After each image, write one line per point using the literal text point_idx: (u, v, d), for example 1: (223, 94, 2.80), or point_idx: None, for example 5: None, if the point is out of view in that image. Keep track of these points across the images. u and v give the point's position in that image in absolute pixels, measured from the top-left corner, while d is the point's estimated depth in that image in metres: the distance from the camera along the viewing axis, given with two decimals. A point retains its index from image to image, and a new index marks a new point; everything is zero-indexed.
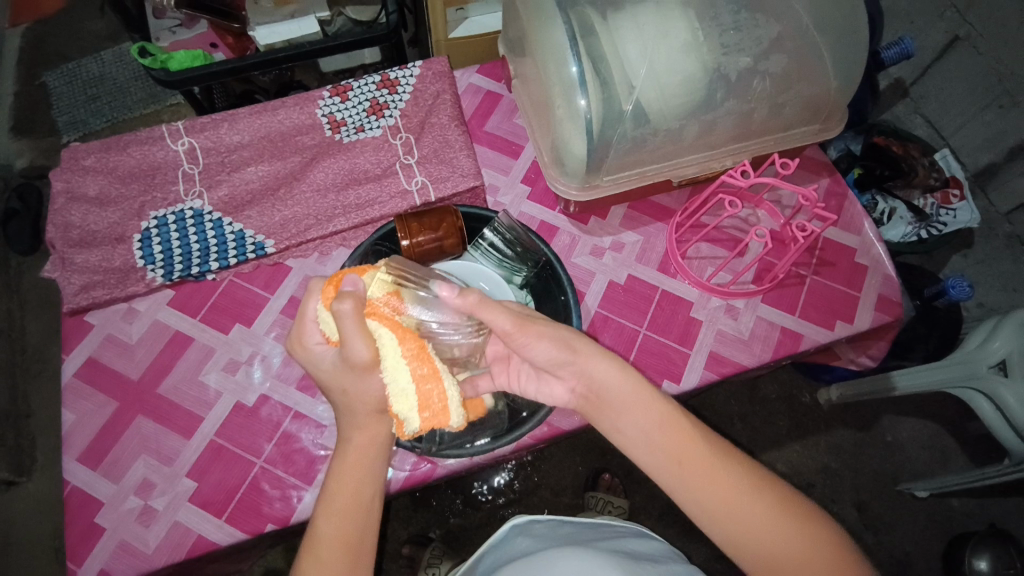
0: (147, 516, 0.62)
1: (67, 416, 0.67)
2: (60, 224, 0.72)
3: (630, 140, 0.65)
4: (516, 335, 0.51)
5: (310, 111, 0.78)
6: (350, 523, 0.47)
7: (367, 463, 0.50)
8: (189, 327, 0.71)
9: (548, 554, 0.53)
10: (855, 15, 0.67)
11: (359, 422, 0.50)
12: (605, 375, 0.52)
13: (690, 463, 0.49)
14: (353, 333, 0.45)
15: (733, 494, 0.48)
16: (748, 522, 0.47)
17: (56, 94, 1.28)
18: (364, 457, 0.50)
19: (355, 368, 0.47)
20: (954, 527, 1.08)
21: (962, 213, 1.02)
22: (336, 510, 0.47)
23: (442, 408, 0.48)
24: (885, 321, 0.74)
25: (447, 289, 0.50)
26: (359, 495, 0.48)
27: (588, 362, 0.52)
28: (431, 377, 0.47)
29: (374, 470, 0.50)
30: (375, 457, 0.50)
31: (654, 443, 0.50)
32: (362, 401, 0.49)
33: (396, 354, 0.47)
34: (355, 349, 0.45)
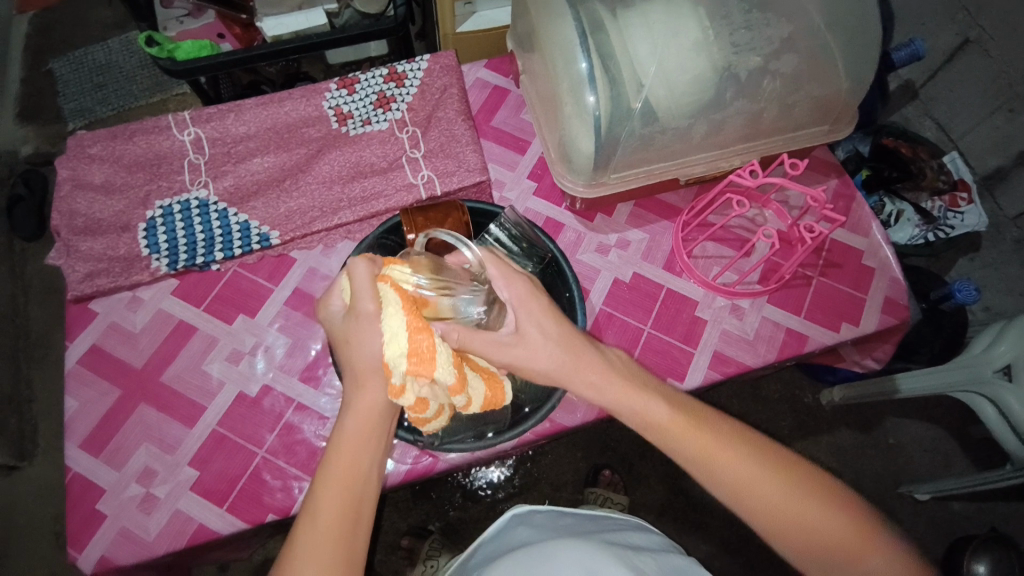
0: (148, 504, 0.62)
1: (70, 403, 0.67)
2: (65, 212, 0.72)
3: (638, 138, 0.64)
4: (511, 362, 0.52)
5: (317, 102, 0.78)
6: (351, 491, 0.47)
7: (366, 430, 0.49)
8: (193, 317, 0.71)
9: (548, 545, 0.53)
10: (868, 15, 0.66)
11: (362, 383, 0.49)
12: (589, 391, 0.52)
13: (708, 450, 0.50)
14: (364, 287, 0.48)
15: (753, 474, 0.49)
16: (770, 498, 0.49)
17: (63, 81, 1.27)
18: (366, 424, 0.49)
19: (359, 319, 0.48)
20: (953, 531, 1.08)
21: (970, 217, 1.02)
22: (336, 476, 0.47)
23: (432, 357, 0.47)
24: (891, 324, 0.73)
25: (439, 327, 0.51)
26: (358, 464, 0.48)
27: (574, 382, 0.52)
28: (423, 328, 0.47)
29: (375, 436, 0.49)
30: (375, 423, 0.49)
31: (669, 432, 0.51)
32: (364, 360, 0.49)
33: (394, 304, 0.47)
34: (361, 300, 0.48)
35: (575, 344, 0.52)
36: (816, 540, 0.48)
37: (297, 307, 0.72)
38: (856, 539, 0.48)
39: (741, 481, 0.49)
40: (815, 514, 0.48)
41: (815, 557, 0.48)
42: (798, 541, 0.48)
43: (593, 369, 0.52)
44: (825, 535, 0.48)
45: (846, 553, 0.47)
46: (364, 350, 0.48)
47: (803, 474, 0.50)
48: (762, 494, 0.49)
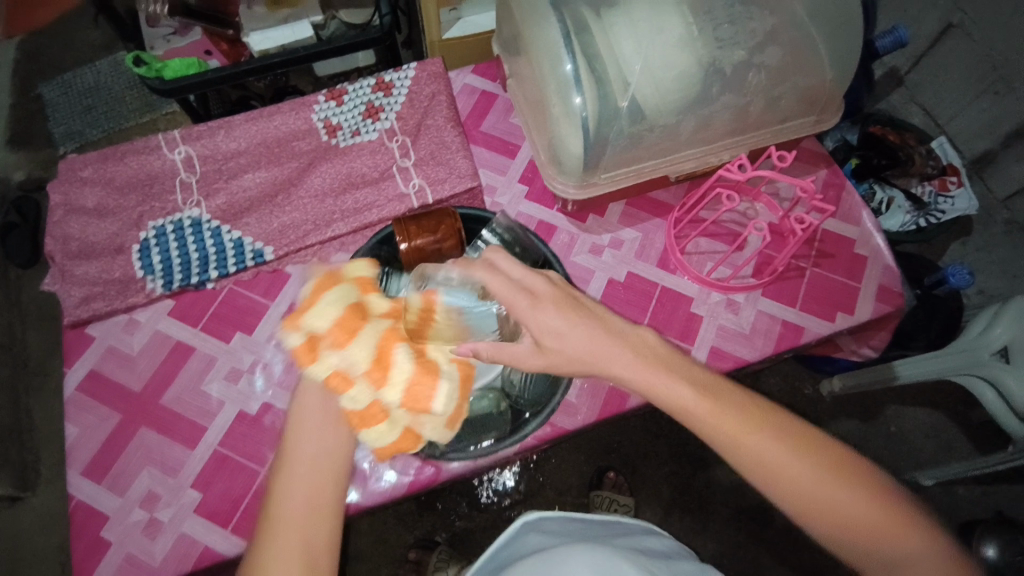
0: (153, 529, 0.63)
1: (71, 430, 0.67)
2: (60, 237, 0.72)
3: (627, 136, 0.65)
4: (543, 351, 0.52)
5: (306, 116, 0.78)
6: (309, 470, 0.48)
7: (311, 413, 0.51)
8: (190, 337, 0.71)
9: (561, 549, 0.53)
10: (849, 5, 0.67)
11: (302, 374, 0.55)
12: (569, 359, 0.51)
13: (743, 427, 0.49)
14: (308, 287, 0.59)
15: (787, 453, 0.48)
16: (794, 473, 0.48)
17: (52, 105, 1.28)
18: (309, 407, 0.51)
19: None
20: (959, 515, 1.08)
21: (960, 200, 1.02)
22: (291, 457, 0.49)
23: (310, 322, 0.53)
24: (886, 312, 0.74)
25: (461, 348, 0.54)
26: (311, 449, 0.49)
27: (594, 356, 0.51)
28: (321, 298, 0.55)
29: (323, 418, 0.51)
30: (317, 407, 0.51)
31: (703, 409, 0.50)
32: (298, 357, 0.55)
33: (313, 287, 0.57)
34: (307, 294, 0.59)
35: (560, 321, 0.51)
36: (841, 516, 0.47)
37: None
38: (887, 515, 0.47)
39: (773, 459, 0.48)
40: (848, 492, 0.47)
41: (841, 535, 0.47)
42: (829, 521, 0.47)
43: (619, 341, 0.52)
44: (857, 514, 0.47)
45: (875, 534, 0.47)
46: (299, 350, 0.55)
47: (827, 449, 0.50)
48: (796, 472, 0.48)
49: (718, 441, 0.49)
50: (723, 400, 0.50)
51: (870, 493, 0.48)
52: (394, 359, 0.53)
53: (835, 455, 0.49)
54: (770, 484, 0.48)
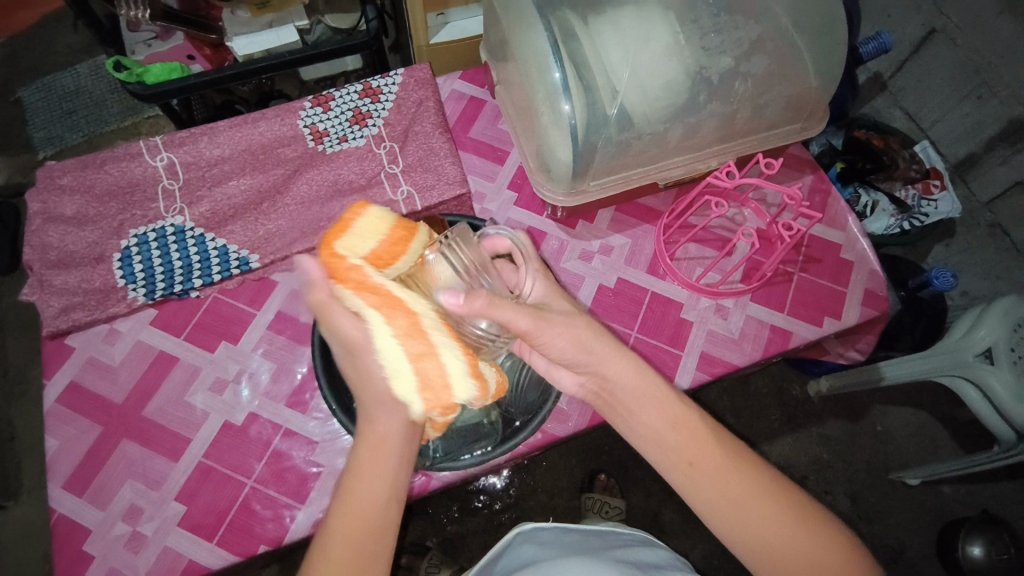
0: (136, 542, 0.61)
1: (50, 443, 0.65)
2: (38, 246, 0.71)
3: (616, 144, 0.65)
4: (534, 334, 0.49)
5: (292, 122, 0.77)
6: (363, 513, 0.44)
7: (378, 462, 0.45)
8: (174, 347, 0.70)
9: (557, 562, 0.53)
10: (833, 13, 0.68)
11: (372, 412, 0.46)
12: (573, 334, 0.51)
13: (714, 457, 0.49)
14: (330, 302, 0.45)
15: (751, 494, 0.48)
16: (749, 522, 0.48)
17: (32, 109, 1.25)
18: (380, 454, 0.45)
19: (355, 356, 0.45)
20: (945, 514, 1.10)
21: (943, 204, 1.04)
22: (347, 504, 0.45)
23: (445, 385, 0.42)
24: (873, 316, 0.74)
25: (449, 295, 0.46)
26: (375, 498, 0.45)
27: (608, 365, 0.52)
28: (425, 353, 0.42)
29: (390, 466, 0.45)
30: (391, 455, 0.45)
31: (676, 433, 0.50)
32: (378, 390, 0.45)
33: (385, 334, 0.42)
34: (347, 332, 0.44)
35: (558, 302, 0.54)
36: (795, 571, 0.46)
37: (280, 330, 0.71)
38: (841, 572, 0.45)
39: (730, 493, 0.48)
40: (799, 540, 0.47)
41: None
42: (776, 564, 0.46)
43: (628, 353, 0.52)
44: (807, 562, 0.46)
45: None
46: (377, 386, 0.45)
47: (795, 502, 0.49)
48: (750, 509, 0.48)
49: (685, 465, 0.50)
50: (700, 440, 0.50)
51: (825, 557, 0.46)
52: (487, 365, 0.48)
53: (797, 504, 0.48)
54: (717, 514, 0.49)
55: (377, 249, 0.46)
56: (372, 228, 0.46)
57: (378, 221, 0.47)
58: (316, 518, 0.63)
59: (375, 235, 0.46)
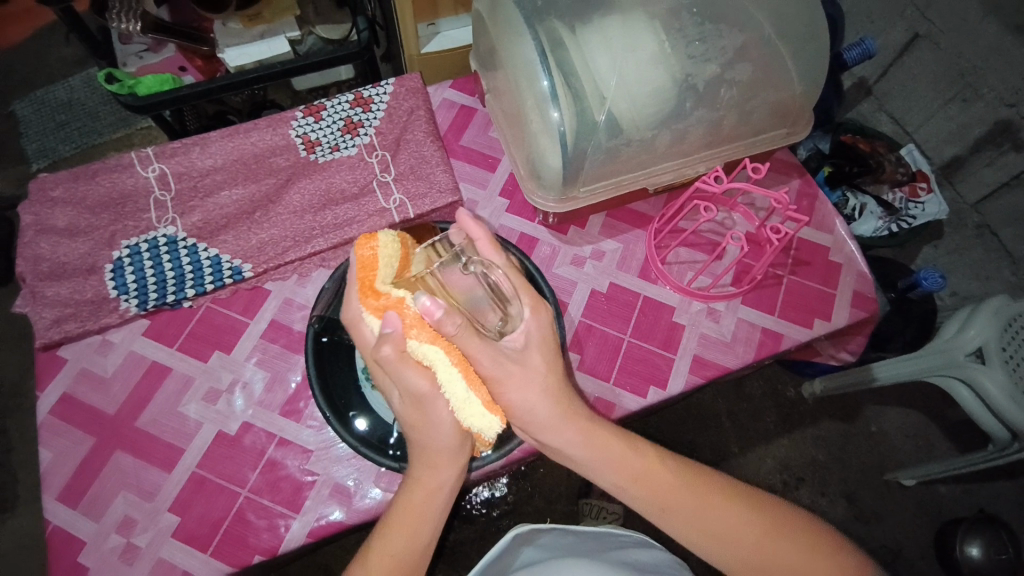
0: (131, 554, 0.61)
1: (44, 455, 0.65)
2: (30, 257, 0.71)
3: (605, 151, 0.66)
4: (496, 379, 0.49)
5: (284, 131, 0.78)
6: (398, 548, 0.50)
7: (425, 508, 0.51)
8: (167, 357, 0.69)
9: (556, 564, 0.54)
10: (814, 21, 0.69)
11: (438, 461, 0.51)
12: (533, 382, 0.50)
13: (687, 501, 0.52)
14: (398, 354, 0.46)
15: (731, 519, 0.51)
16: (727, 537, 0.51)
17: (24, 121, 1.25)
18: (430, 499, 0.51)
19: (420, 401, 0.48)
20: (941, 513, 1.11)
21: (930, 205, 1.06)
22: (388, 537, 0.50)
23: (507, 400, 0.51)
24: (862, 317, 0.75)
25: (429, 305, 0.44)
26: (414, 542, 0.50)
27: (549, 434, 0.52)
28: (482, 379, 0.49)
29: (432, 511, 0.51)
30: (439, 499, 0.51)
31: (641, 486, 0.52)
32: (438, 440, 0.50)
33: (449, 368, 0.48)
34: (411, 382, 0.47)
35: (534, 351, 0.51)
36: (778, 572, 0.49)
37: (274, 339, 0.71)
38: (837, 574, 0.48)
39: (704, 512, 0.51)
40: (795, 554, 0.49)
41: None
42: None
43: (576, 422, 0.52)
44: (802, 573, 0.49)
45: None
46: (435, 434, 0.50)
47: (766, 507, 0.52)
48: (735, 537, 0.50)
49: (661, 513, 0.52)
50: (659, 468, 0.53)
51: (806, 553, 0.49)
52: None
53: (777, 515, 0.52)
54: (698, 539, 0.51)
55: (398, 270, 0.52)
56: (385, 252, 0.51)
57: (389, 244, 0.52)
58: (311, 527, 0.62)
59: (390, 256, 0.51)
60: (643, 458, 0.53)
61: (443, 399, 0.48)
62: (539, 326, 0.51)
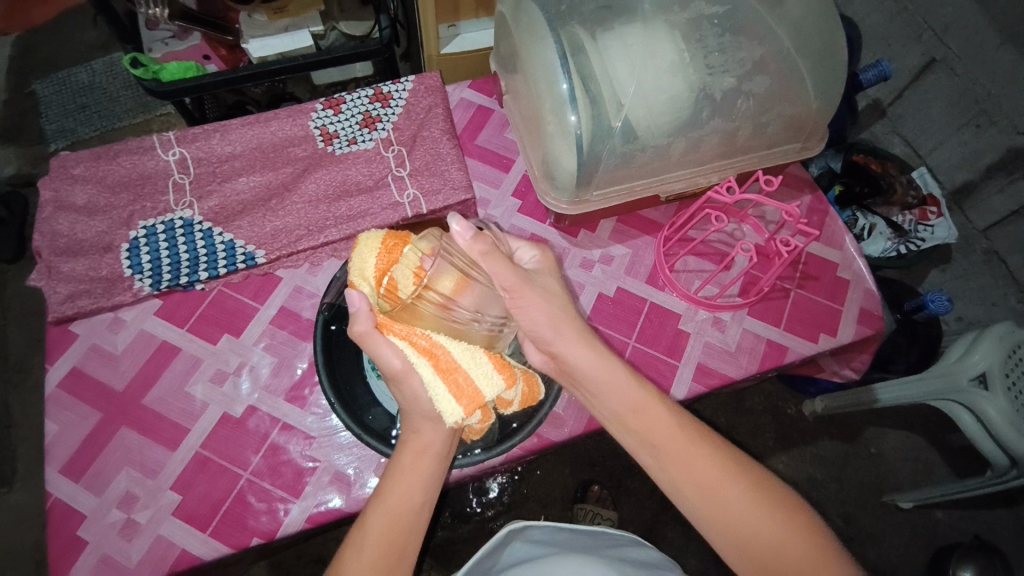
0: (130, 530, 0.61)
1: (49, 428, 0.65)
2: (47, 233, 0.72)
3: (620, 155, 0.66)
4: (514, 295, 0.50)
5: (303, 122, 0.79)
6: (388, 513, 0.49)
7: (419, 464, 0.51)
8: (177, 338, 0.70)
9: (552, 560, 0.54)
10: (833, 40, 0.70)
11: (420, 423, 0.53)
12: (546, 297, 0.52)
13: (676, 453, 0.51)
14: (373, 329, 0.50)
15: (719, 476, 0.50)
16: (715, 498, 0.50)
17: (45, 102, 1.27)
18: (420, 461, 0.51)
19: (399, 380, 0.51)
20: (938, 538, 1.10)
21: (939, 229, 1.06)
22: (384, 509, 0.49)
23: (476, 390, 0.51)
24: (867, 334, 0.75)
25: (462, 225, 0.48)
26: (408, 501, 0.50)
27: (563, 342, 0.52)
28: (451, 371, 0.50)
29: (426, 473, 0.51)
30: (428, 463, 0.52)
31: (641, 423, 0.52)
32: (421, 407, 0.52)
33: (414, 352, 0.50)
34: (385, 361, 0.50)
35: (547, 275, 0.55)
36: (755, 539, 0.48)
37: (283, 325, 0.72)
38: (806, 552, 0.47)
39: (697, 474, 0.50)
40: (773, 522, 0.48)
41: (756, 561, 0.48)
42: (748, 550, 0.48)
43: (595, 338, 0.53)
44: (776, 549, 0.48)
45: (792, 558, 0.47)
46: (417, 408, 0.52)
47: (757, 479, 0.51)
48: (719, 495, 0.50)
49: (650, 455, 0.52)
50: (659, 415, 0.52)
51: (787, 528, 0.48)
52: (470, 372, 0.51)
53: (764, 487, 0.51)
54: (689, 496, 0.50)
55: (378, 264, 0.53)
56: (371, 250, 0.53)
57: (369, 241, 0.54)
58: (309, 513, 0.63)
59: (373, 252, 0.53)
60: (648, 397, 0.53)
61: (418, 380, 0.51)
62: (545, 260, 0.56)
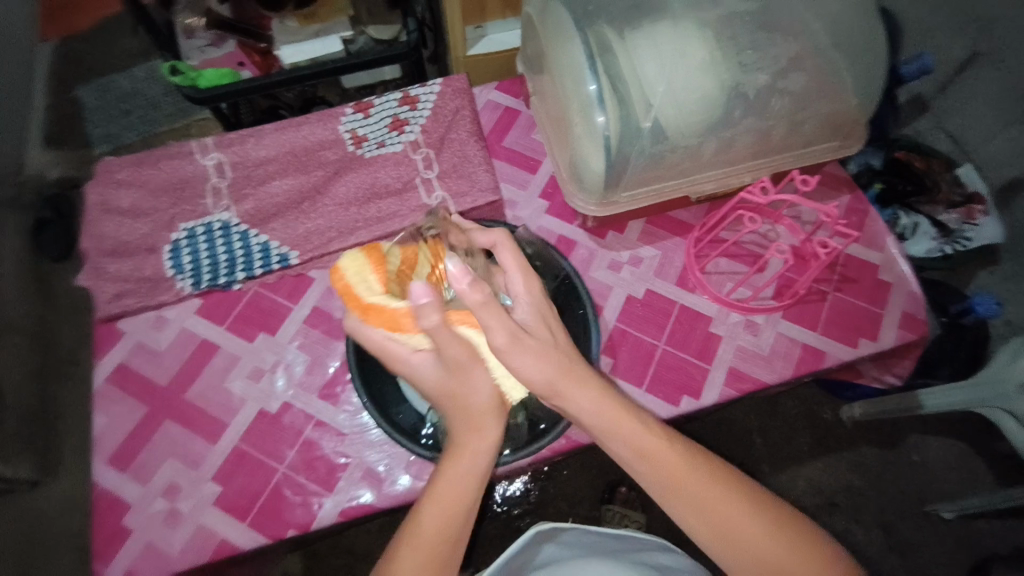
0: (173, 519, 0.64)
1: (98, 420, 0.68)
2: (94, 235, 0.75)
3: (648, 156, 0.66)
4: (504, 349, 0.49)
5: (334, 126, 0.81)
6: (438, 517, 0.50)
7: (469, 473, 0.52)
8: (216, 335, 0.73)
9: (582, 563, 0.53)
10: (872, 34, 0.67)
11: (479, 417, 0.52)
12: (541, 352, 0.50)
13: (690, 488, 0.51)
14: (440, 323, 0.47)
15: (732, 510, 0.50)
16: (728, 532, 0.50)
17: (90, 108, 1.33)
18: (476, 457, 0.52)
19: (461, 370, 0.51)
20: (981, 551, 1.05)
21: (986, 229, 1.00)
22: (437, 507, 0.50)
23: None
24: (910, 339, 0.73)
25: (459, 271, 0.46)
26: (460, 502, 0.51)
27: (566, 396, 0.52)
28: None
29: (473, 479, 0.52)
30: (483, 461, 0.52)
31: (649, 464, 0.52)
32: (479, 400, 0.52)
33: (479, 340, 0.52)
34: (451, 352, 0.50)
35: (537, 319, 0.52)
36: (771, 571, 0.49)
37: (316, 325, 0.73)
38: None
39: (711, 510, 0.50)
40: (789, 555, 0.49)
41: None
42: None
43: (588, 385, 0.52)
44: None
45: None
46: (475, 401, 0.52)
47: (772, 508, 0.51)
48: (733, 524, 0.50)
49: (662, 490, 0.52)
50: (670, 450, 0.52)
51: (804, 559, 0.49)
52: None
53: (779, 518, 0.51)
54: (704, 530, 0.51)
55: (378, 279, 0.53)
56: (362, 267, 0.53)
57: (356, 263, 0.53)
58: (343, 508, 0.64)
59: (366, 269, 0.53)
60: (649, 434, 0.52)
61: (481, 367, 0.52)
62: (534, 301, 0.53)
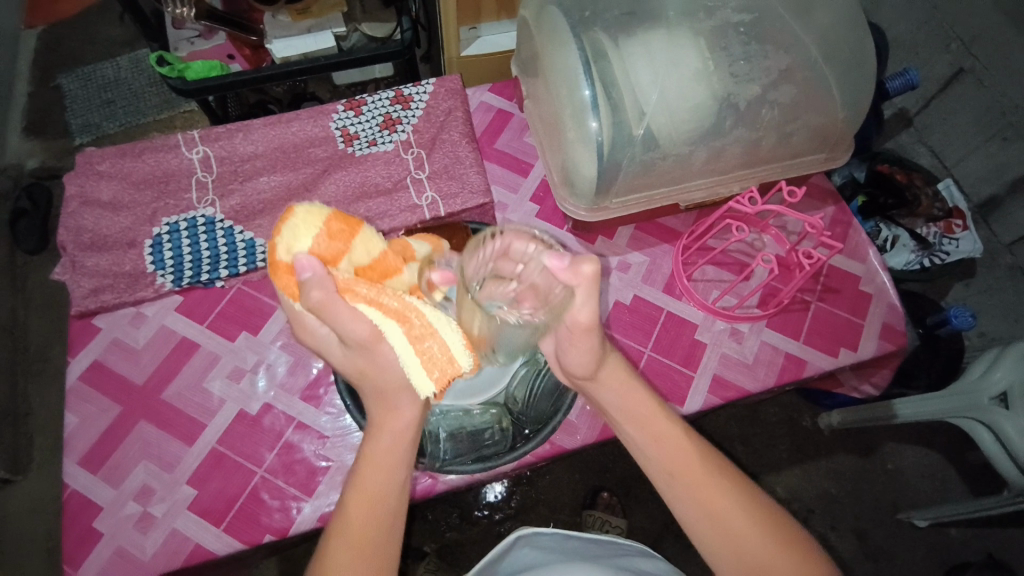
0: (145, 523, 0.62)
1: (70, 419, 0.66)
2: (72, 228, 0.73)
3: (639, 163, 0.66)
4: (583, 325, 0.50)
5: (324, 123, 0.80)
6: (359, 493, 0.49)
7: (389, 449, 0.51)
8: (197, 334, 0.71)
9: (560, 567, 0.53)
10: (862, 49, 0.68)
11: (389, 395, 0.51)
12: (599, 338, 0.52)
13: (689, 475, 0.51)
14: (333, 297, 0.46)
15: (725, 502, 0.49)
16: (721, 523, 0.49)
17: (70, 96, 1.30)
18: (399, 444, 0.51)
19: (363, 348, 0.49)
20: (952, 557, 1.07)
21: (965, 243, 1.04)
22: (364, 491, 0.49)
23: (450, 359, 0.50)
24: (889, 350, 0.74)
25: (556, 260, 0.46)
26: (382, 486, 0.49)
27: (603, 383, 0.55)
28: (424, 334, 0.49)
29: (396, 457, 0.50)
30: (404, 444, 0.51)
31: (657, 446, 0.52)
32: (390, 380, 0.50)
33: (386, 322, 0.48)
34: (348, 330, 0.47)
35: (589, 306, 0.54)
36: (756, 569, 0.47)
37: None
38: None
39: (706, 501, 0.49)
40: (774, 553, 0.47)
41: None
42: None
43: (620, 373, 0.55)
44: None
45: None
46: (385, 378, 0.51)
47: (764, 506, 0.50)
48: (724, 518, 0.49)
49: (661, 475, 0.52)
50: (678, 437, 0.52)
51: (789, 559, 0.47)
52: (443, 337, 0.49)
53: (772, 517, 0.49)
54: (696, 520, 0.50)
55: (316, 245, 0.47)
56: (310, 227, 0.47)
57: (307, 215, 0.47)
58: (321, 512, 0.63)
59: (312, 233, 0.47)
60: (671, 424, 0.53)
61: (387, 346, 0.49)
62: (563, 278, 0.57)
